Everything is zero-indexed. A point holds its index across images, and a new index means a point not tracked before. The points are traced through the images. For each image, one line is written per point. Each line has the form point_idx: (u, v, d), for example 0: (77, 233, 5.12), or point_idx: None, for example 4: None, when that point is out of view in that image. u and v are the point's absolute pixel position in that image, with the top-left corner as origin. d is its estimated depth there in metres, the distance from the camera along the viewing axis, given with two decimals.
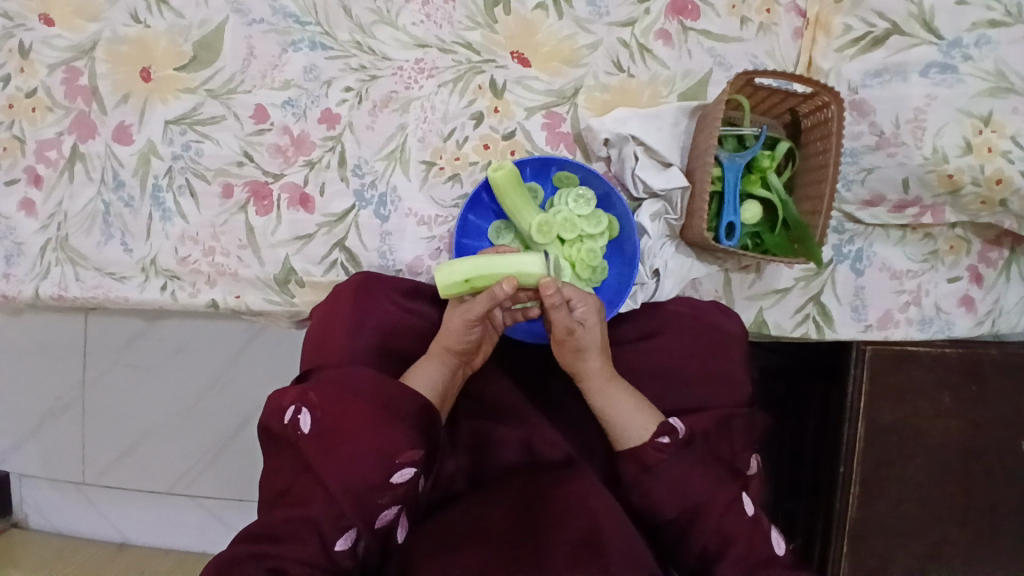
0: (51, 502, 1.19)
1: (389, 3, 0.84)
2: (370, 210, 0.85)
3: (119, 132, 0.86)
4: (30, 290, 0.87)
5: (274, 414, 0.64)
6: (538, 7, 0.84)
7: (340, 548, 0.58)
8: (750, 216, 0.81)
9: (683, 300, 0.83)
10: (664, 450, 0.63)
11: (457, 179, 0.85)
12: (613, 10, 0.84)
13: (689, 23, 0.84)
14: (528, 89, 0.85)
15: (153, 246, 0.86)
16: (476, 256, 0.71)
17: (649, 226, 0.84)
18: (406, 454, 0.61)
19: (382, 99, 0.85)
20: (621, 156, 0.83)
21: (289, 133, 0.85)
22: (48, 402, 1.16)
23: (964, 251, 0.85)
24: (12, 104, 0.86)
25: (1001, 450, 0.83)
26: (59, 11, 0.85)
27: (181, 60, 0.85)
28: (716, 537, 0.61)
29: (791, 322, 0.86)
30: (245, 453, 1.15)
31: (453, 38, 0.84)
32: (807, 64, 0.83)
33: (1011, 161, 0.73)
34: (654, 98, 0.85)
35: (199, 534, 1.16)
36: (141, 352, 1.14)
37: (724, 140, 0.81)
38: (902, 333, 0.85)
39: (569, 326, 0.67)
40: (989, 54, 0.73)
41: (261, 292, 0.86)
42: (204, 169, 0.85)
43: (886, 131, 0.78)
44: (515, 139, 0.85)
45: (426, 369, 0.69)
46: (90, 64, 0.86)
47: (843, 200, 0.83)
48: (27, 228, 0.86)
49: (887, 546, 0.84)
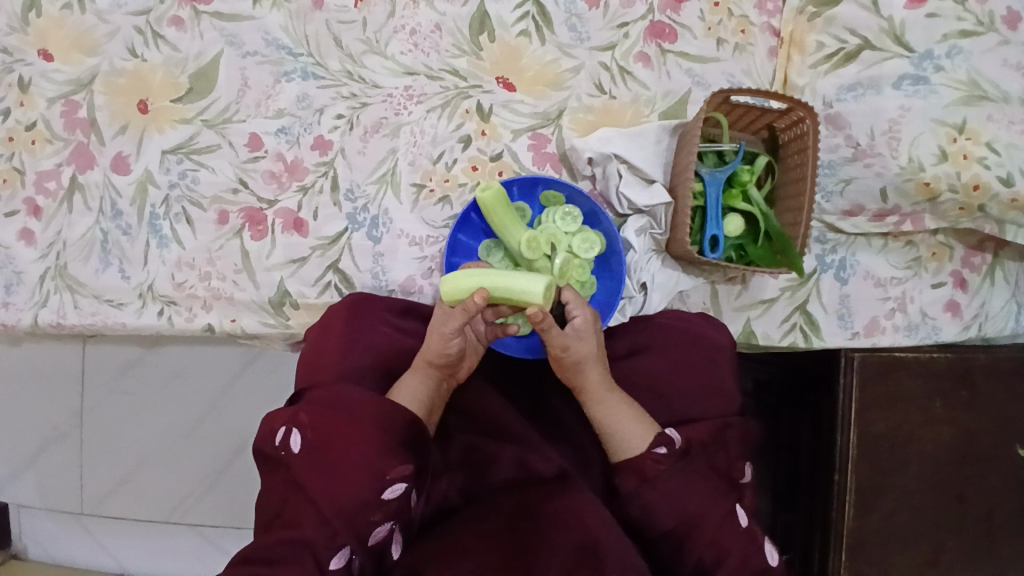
0: (48, 531, 1.19)
1: (378, 34, 0.87)
2: (362, 232, 0.87)
3: (116, 162, 0.88)
4: (29, 318, 0.88)
5: (265, 437, 0.65)
6: (522, 34, 0.87)
7: (334, 567, 0.58)
8: (732, 229, 0.83)
9: (672, 313, 0.85)
10: (663, 460, 0.64)
11: (447, 201, 0.87)
12: (594, 35, 0.87)
13: (667, 45, 0.87)
14: (514, 112, 0.87)
15: (150, 273, 0.88)
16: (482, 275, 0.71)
17: (635, 241, 0.86)
18: (397, 470, 0.61)
19: (373, 125, 0.87)
20: (605, 174, 0.86)
21: (282, 160, 0.87)
22: (45, 432, 1.17)
23: (947, 257, 0.87)
24: (12, 137, 0.88)
25: (995, 455, 0.84)
26: (58, 46, 0.89)
27: (176, 91, 0.88)
28: (711, 551, 0.62)
29: (778, 332, 0.88)
30: (241, 480, 1.15)
31: (441, 65, 0.87)
32: (784, 81, 0.86)
33: (988, 166, 0.75)
34: (636, 118, 0.88)
35: (198, 562, 1.16)
36: (138, 379, 1.15)
37: (704, 156, 0.83)
38: (889, 340, 0.87)
39: (563, 343, 0.67)
40: (962, 64, 0.75)
41: (255, 315, 0.87)
42: (200, 196, 0.88)
43: (862, 143, 0.79)
44: (502, 161, 0.87)
45: (410, 382, 0.70)
46: (88, 96, 0.88)
47: (824, 211, 0.86)
48: (26, 257, 0.88)
49: (886, 555, 0.84)
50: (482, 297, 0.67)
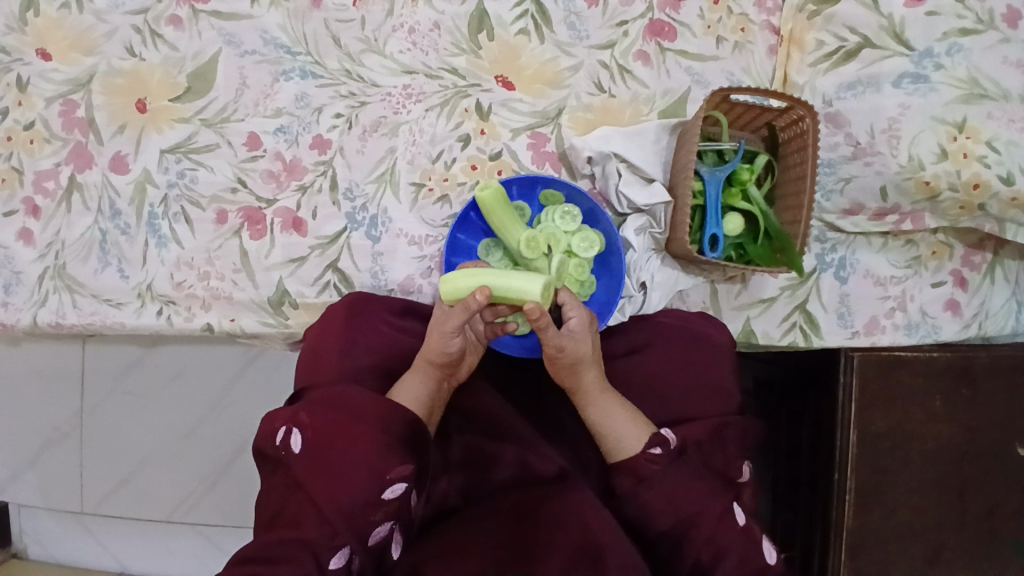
0: (51, 530, 1.20)
1: (377, 32, 0.87)
2: (361, 231, 0.87)
3: (114, 162, 0.88)
4: (28, 318, 0.88)
5: (265, 437, 0.64)
6: (521, 32, 0.87)
7: (334, 566, 0.58)
8: (732, 228, 0.83)
9: (671, 312, 0.84)
10: (657, 460, 0.64)
11: (446, 200, 0.87)
12: (593, 33, 0.87)
13: (667, 43, 0.87)
14: (513, 111, 0.87)
15: (149, 272, 0.88)
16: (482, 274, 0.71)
17: (635, 240, 0.86)
18: (398, 470, 0.61)
19: (372, 124, 0.87)
20: (604, 173, 0.85)
21: (281, 159, 0.87)
22: (45, 432, 1.17)
23: (947, 256, 0.87)
24: (10, 136, 0.88)
25: (996, 453, 0.84)
26: (56, 45, 0.88)
27: (175, 91, 0.88)
28: (709, 549, 0.62)
29: (778, 330, 0.88)
30: (242, 479, 1.15)
31: (440, 64, 0.87)
32: (783, 79, 0.86)
33: (988, 165, 0.75)
34: (635, 116, 0.88)
35: (199, 561, 1.17)
36: (138, 378, 1.15)
37: (703, 155, 0.83)
38: (889, 338, 0.87)
39: (559, 344, 0.66)
40: (962, 61, 0.75)
41: (255, 314, 0.87)
42: (199, 196, 0.87)
43: (862, 141, 0.79)
44: (501, 160, 0.87)
45: (410, 382, 0.70)
46: (86, 96, 0.88)
47: (823, 210, 0.85)
48: (24, 257, 0.88)
49: (887, 554, 0.84)
50: (486, 295, 0.67)
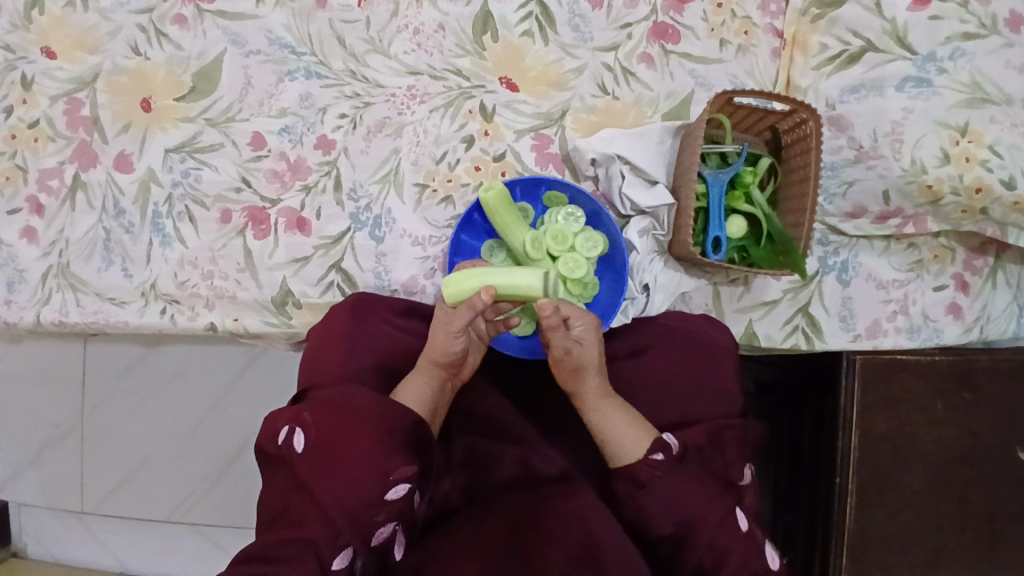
0: (51, 529, 1.20)
1: (381, 33, 0.87)
2: (365, 232, 0.87)
3: (119, 161, 0.88)
4: (31, 316, 0.88)
5: (268, 436, 0.65)
6: (525, 34, 0.87)
7: (338, 566, 0.58)
8: (734, 231, 0.83)
9: (674, 315, 0.84)
10: (658, 466, 0.64)
11: (449, 201, 0.87)
12: (597, 35, 0.87)
13: (671, 46, 0.87)
14: (517, 112, 0.87)
15: (153, 271, 0.88)
16: (486, 273, 0.71)
17: (638, 242, 0.86)
18: (401, 471, 0.61)
19: (375, 125, 0.87)
20: (608, 175, 0.86)
21: (285, 159, 0.87)
22: (47, 432, 1.17)
23: (949, 259, 0.87)
24: (14, 134, 0.88)
25: (998, 456, 0.84)
26: (60, 44, 0.88)
27: (179, 90, 0.88)
28: (710, 552, 0.62)
29: (780, 333, 0.89)
30: (245, 477, 1.15)
31: (444, 65, 0.87)
32: (786, 83, 0.86)
33: (990, 169, 0.75)
34: (639, 118, 0.88)
35: (200, 561, 1.17)
36: (140, 377, 1.15)
37: (707, 158, 0.83)
38: (891, 342, 0.87)
39: (565, 347, 0.67)
40: (965, 65, 0.75)
41: (258, 314, 0.88)
42: (203, 195, 0.87)
43: (865, 145, 0.79)
44: (505, 161, 0.87)
45: (415, 383, 0.70)
46: (90, 95, 0.88)
47: (826, 213, 0.86)
48: (28, 256, 0.88)
49: (887, 556, 0.84)
50: (492, 295, 0.66)
